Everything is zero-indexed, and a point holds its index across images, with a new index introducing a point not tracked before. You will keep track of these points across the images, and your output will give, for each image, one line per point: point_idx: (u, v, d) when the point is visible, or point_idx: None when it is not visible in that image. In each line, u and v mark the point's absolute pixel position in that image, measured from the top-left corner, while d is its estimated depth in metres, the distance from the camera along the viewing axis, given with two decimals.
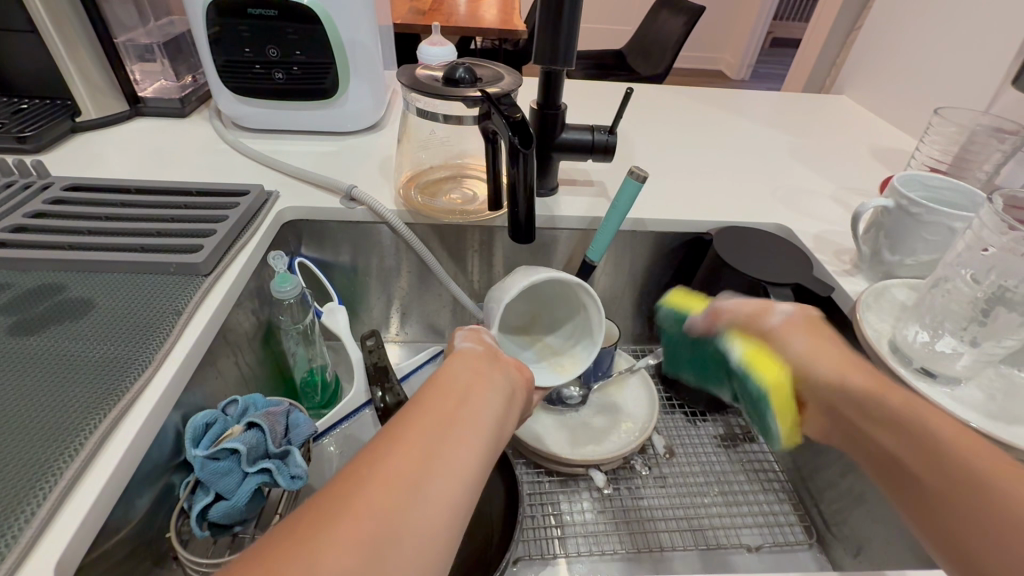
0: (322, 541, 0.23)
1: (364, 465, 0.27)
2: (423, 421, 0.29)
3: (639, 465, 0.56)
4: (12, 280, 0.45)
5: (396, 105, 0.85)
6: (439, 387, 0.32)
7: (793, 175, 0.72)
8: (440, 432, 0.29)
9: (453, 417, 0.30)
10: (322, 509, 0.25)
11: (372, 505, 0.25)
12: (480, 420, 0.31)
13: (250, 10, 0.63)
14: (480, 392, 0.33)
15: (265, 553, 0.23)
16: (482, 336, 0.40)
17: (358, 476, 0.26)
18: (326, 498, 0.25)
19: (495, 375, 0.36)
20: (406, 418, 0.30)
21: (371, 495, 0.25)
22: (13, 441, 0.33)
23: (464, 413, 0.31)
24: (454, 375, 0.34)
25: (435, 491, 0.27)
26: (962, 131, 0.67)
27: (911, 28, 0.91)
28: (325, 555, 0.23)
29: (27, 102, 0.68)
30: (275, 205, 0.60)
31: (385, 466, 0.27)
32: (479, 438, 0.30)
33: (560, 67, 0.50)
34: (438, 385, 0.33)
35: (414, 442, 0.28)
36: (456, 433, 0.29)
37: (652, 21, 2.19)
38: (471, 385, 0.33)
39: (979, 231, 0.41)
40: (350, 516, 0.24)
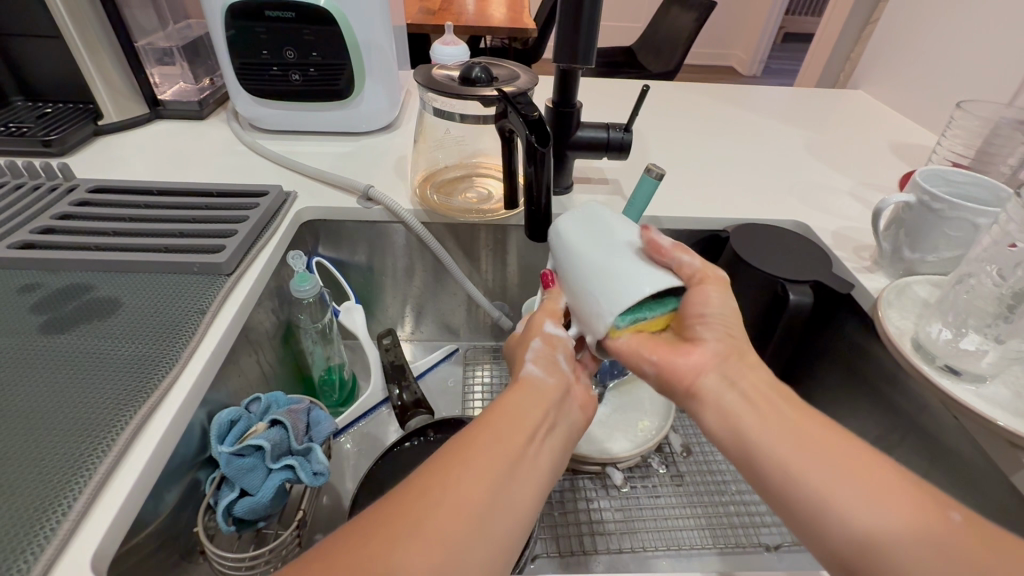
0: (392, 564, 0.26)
1: (433, 491, 0.29)
2: (488, 457, 0.31)
3: (656, 463, 0.57)
4: (43, 280, 0.46)
5: (411, 106, 0.85)
6: (510, 418, 0.34)
7: (811, 171, 0.72)
8: (506, 472, 0.31)
9: (516, 457, 0.32)
10: (392, 524, 0.28)
11: (435, 535, 0.27)
12: (540, 464, 0.34)
13: (267, 13, 0.64)
14: (543, 433, 0.35)
15: (336, 562, 0.26)
16: (557, 350, 0.40)
17: (425, 500, 0.29)
18: (392, 516, 0.28)
19: (559, 413, 0.37)
20: (476, 446, 0.32)
21: (441, 525, 0.28)
22: (50, 438, 0.34)
23: (529, 454, 0.33)
24: (521, 408, 0.35)
25: (495, 529, 0.29)
26: (985, 124, 0.65)
27: (931, 21, 0.89)
28: None
29: (52, 107, 0.70)
30: (294, 205, 0.60)
31: (449, 496, 0.29)
32: (534, 479, 0.33)
33: (580, 65, 0.50)
34: (509, 416, 0.34)
35: (477, 477, 0.30)
36: (517, 472, 0.32)
37: (664, 16, 2.18)
38: (538, 422, 0.35)
39: (1006, 225, 0.40)
40: (419, 542, 0.27)
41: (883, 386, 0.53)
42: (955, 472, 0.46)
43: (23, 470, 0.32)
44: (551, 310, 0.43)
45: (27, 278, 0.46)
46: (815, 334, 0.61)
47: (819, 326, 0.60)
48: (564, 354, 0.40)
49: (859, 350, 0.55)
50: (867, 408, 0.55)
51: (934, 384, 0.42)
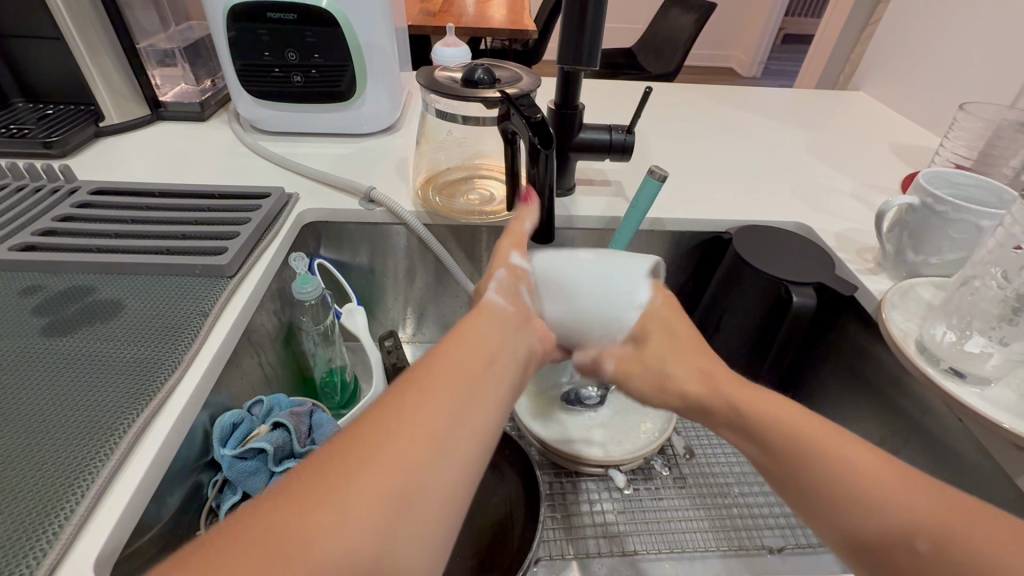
0: (348, 493, 0.26)
1: (393, 417, 0.29)
2: (446, 382, 0.31)
3: (659, 465, 0.57)
4: (44, 282, 0.46)
5: (413, 107, 0.85)
6: (464, 349, 0.34)
7: (813, 173, 0.72)
8: (462, 399, 0.31)
9: (475, 380, 0.32)
10: (348, 457, 0.27)
11: (397, 457, 0.27)
12: (498, 391, 0.34)
13: (269, 14, 0.64)
14: (503, 359, 0.35)
15: (291, 496, 0.25)
16: (519, 282, 0.41)
17: (384, 426, 0.28)
18: (347, 449, 0.27)
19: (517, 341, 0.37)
20: (430, 377, 0.31)
21: (398, 453, 0.27)
22: (51, 441, 0.34)
23: (485, 381, 0.33)
24: (480, 336, 0.35)
25: (454, 455, 0.29)
26: (988, 126, 0.65)
27: (932, 22, 0.89)
28: (359, 505, 0.25)
29: (54, 108, 0.70)
30: (296, 207, 0.60)
31: (409, 421, 0.29)
32: (492, 404, 0.33)
33: (584, 66, 0.50)
34: (463, 347, 0.34)
35: (437, 401, 0.30)
36: (474, 399, 0.32)
37: (663, 18, 2.18)
38: (497, 350, 0.35)
39: (1011, 228, 0.40)
40: (375, 471, 0.26)
41: (888, 388, 0.53)
42: (960, 474, 0.46)
43: (25, 472, 0.32)
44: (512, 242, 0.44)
45: (29, 280, 0.46)
46: (819, 336, 0.61)
47: (822, 327, 0.60)
48: (524, 287, 0.41)
49: (863, 352, 0.55)
50: (870, 410, 0.55)
51: (939, 387, 0.42)
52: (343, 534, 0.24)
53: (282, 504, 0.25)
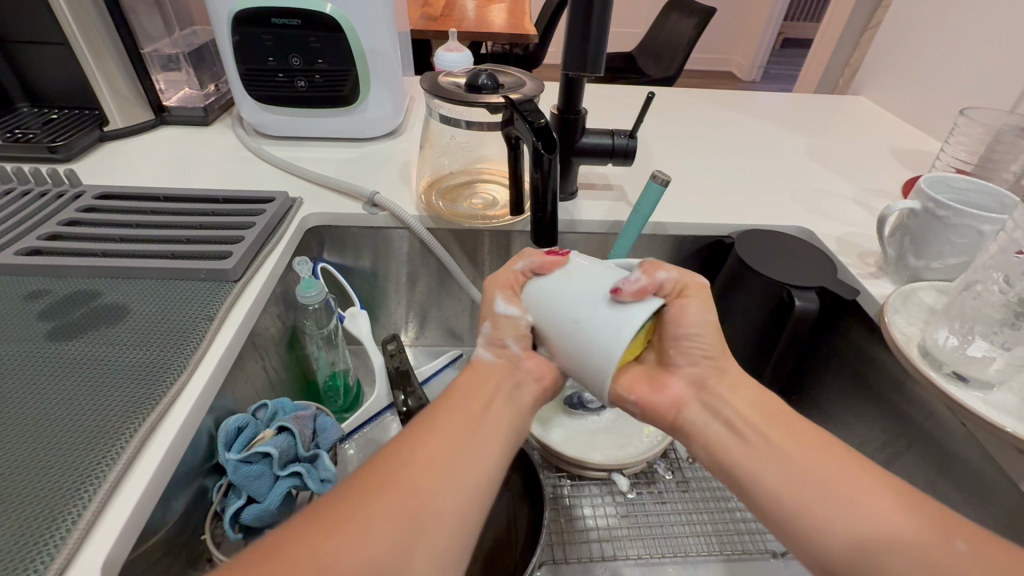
0: (362, 521, 0.30)
1: (399, 461, 0.33)
2: (447, 429, 0.36)
3: (662, 469, 0.57)
4: (50, 286, 0.46)
5: (415, 111, 0.86)
6: (476, 398, 0.38)
7: (814, 177, 0.72)
8: (461, 447, 0.35)
9: (474, 426, 0.36)
10: (365, 491, 0.32)
11: (402, 496, 0.32)
12: (503, 436, 0.37)
13: (273, 20, 0.64)
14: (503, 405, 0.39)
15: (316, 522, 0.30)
16: (504, 334, 0.41)
17: (392, 469, 0.33)
18: (364, 484, 0.32)
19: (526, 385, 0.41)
20: (441, 423, 0.36)
21: (405, 489, 0.32)
22: (58, 446, 0.34)
23: (490, 427, 0.37)
24: (479, 385, 0.39)
25: (456, 492, 0.33)
26: (988, 131, 0.66)
27: (931, 27, 0.90)
28: (370, 537, 0.30)
29: (58, 113, 0.70)
30: (300, 211, 0.60)
31: (413, 464, 0.33)
32: (491, 446, 0.36)
33: (588, 72, 0.50)
34: (474, 395, 0.38)
35: (440, 446, 0.34)
36: (476, 442, 0.36)
37: (663, 23, 2.20)
38: (495, 397, 0.39)
39: (1012, 233, 0.41)
40: (386, 502, 0.31)
41: (889, 392, 0.53)
42: (962, 478, 0.47)
43: (34, 477, 0.32)
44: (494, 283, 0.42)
45: (35, 284, 0.46)
46: (821, 340, 0.61)
47: (824, 331, 0.60)
48: (512, 337, 0.41)
49: (866, 356, 0.55)
50: (872, 414, 0.55)
51: (942, 391, 0.42)
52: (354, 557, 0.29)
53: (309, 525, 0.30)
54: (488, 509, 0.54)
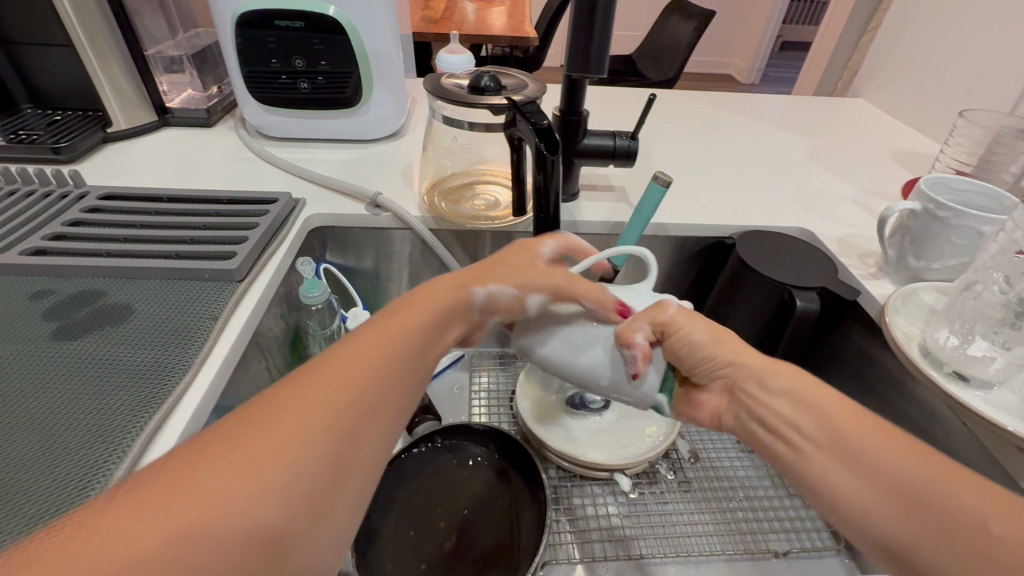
0: (252, 454, 0.25)
1: (300, 383, 0.28)
2: (362, 350, 0.30)
3: (664, 469, 0.57)
4: (55, 287, 0.46)
5: (417, 112, 0.86)
6: (402, 319, 0.33)
7: (814, 179, 0.72)
8: (375, 370, 0.30)
9: (396, 349, 0.32)
10: (264, 418, 0.26)
11: (297, 419, 0.26)
12: (427, 361, 0.33)
13: (277, 22, 0.65)
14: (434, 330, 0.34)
15: (198, 456, 0.24)
16: (502, 311, 0.38)
17: (290, 393, 0.27)
18: (252, 415, 0.26)
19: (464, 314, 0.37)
20: (355, 346, 0.31)
21: (314, 415, 0.27)
22: (64, 444, 0.34)
23: (415, 349, 0.32)
24: (412, 307, 0.34)
25: (363, 416, 0.28)
26: (987, 133, 0.66)
27: (930, 30, 0.91)
28: (255, 465, 0.24)
29: (62, 114, 0.71)
30: (303, 212, 0.60)
31: (317, 386, 0.28)
32: (409, 372, 0.32)
33: (591, 74, 0.50)
34: (399, 317, 0.33)
35: (350, 367, 0.29)
36: (395, 363, 0.31)
37: (662, 26, 2.21)
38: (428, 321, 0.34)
39: (1012, 233, 0.41)
40: (293, 430, 0.26)
41: (890, 392, 0.54)
42: None
43: (40, 475, 0.32)
44: (537, 282, 0.38)
45: (40, 284, 0.47)
46: (822, 341, 0.61)
47: (826, 332, 0.61)
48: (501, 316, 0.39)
49: (867, 357, 0.55)
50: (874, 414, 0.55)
51: (943, 391, 0.43)
52: (256, 495, 0.24)
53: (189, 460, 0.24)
54: (490, 508, 0.54)
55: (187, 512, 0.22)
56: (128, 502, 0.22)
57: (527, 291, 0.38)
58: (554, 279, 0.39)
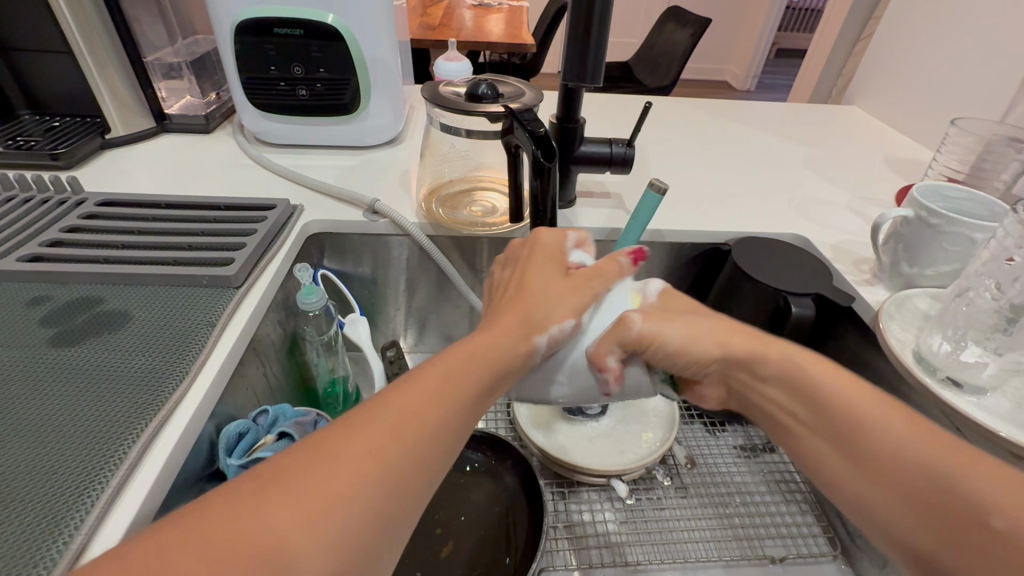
0: (308, 488, 0.24)
1: (368, 419, 0.28)
2: (425, 392, 0.30)
3: (660, 475, 0.57)
4: (52, 293, 0.46)
5: (415, 119, 0.86)
6: (458, 359, 0.32)
7: (809, 186, 0.73)
8: (432, 421, 0.29)
9: (456, 398, 0.31)
10: (317, 458, 0.26)
11: (355, 462, 0.26)
12: (476, 406, 0.32)
13: (276, 29, 0.65)
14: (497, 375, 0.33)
15: (249, 493, 0.24)
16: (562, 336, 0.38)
17: (358, 428, 0.27)
18: (323, 443, 0.26)
19: (523, 356, 0.35)
20: (408, 386, 0.30)
21: (364, 459, 0.26)
22: (62, 451, 0.34)
23: (470, 392, 0.31)
24: (480, 345, 0.34)
25: (414, 470, 0.27)
26: (979, 141, 0.67)
27: (922, 39, 0.92)
28: (309, 502, 0.24)
29: (60, 120, 0.71)
30: (301, 218, 0.61)
31: (378, 426, 0.27)
32: (463, 427, 0.31)
33: (587, 83, 0.51)
34: (458, 358, 0.32)
35: (411, 412, 0.29)
36: (451, 414, 0.30)
37: (659, 33, 2.23)
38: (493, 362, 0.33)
39: (1003, 240, 0.41)
40: (345, 472, 0.25)
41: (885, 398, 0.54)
42: None
43: (36, 483, 0.32)
44: (580, 302, 0.38)
45: (37, 290, 0.47)
46: (818, 346, 0.61)
47: (821, 338, 0.61)
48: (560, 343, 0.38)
49: (861, 363, 0.56)
50: None
51: (937, 397, 0.43)
52: (303, 539, 0.23)
53: (245, 495, 0.24)
54: (486, 514, 0.54)
55: (239, 542, 0.22)
56: (172, 531, 0.22)
57: (571, 315, 0.37)
58: (592, 294, 0.39)
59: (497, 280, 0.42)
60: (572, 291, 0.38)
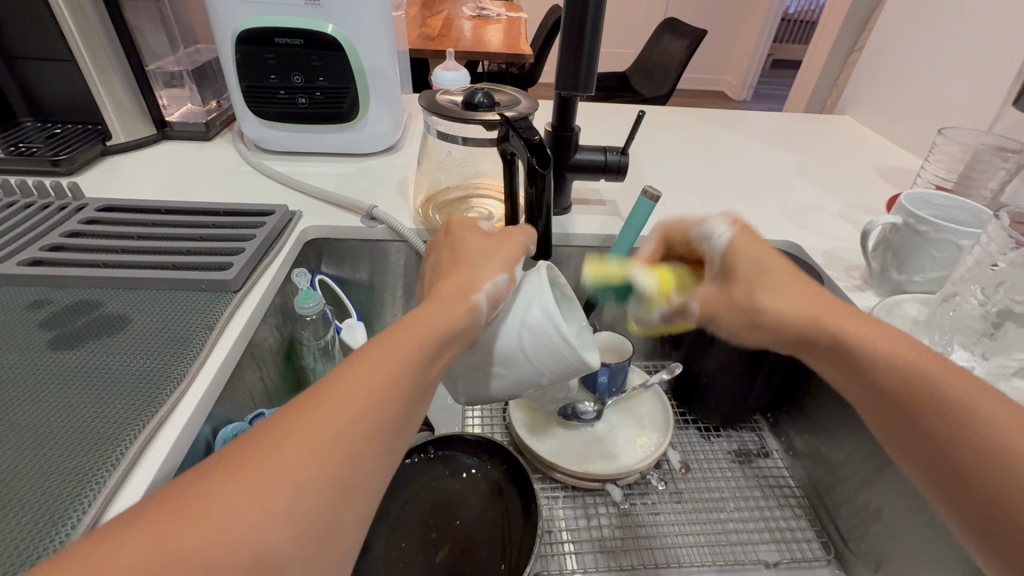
0: (257, 475, 0.24)
1: (311, 401, 0.27)
2: (368, 364, 0.29)
3: (655, 480, 0.57)
4: (52, 296, 0.47)
5: (414, 128, 0.88)
6: (404, 335, 0.32)
7: (802, 194, 0.74)
8: (379, 386, 0.29)
9: (402, 364, 0.30)
10: (259, 447, 0.25)
11: (301, 442, 0.26)
12: (431, 375, 0.32)
13: (277, 39, 0.66)
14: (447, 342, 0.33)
15: (192, 489, 0.24)
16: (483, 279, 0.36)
17: (299, 413, 0.27)
18: (265, 435, 0.26)
19: (471, 323, 0.34)
20: (357, 363, 0.30)
21: (316, 433, 0.26)
22: (57, 452, 0.34)
23: (418, 366, 0.31)
24: (422, 317, 0.33)
25: (367, 435, 0.27)
26: (966, 150, 0.68)
27: (912, 51, 0.94)
28: (257, 489, 0.24)
29: (62, 127, 0.72)
30: (299, 224, 0.61)
31: (321, 405, 0.27)
32: (416, 391, 0.31)
33: (581, 93, 0.52)
34: (404, 329, 0.32)
35: (355, 385, 0.28)
36: (400, 378, 0.30)
37: (655, 44, 2.27)
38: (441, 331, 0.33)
39: (987, 247, 0.42)
40: (291, 453, 0.25)
41: None
42: None
43: (31, 483, 0.32)
44: (506, 257, 0.38)
45: (38, 293, 0.47)
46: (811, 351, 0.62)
47: None
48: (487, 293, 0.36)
49: None
50: None
51: None
52: (252, 523, 0.23)
53: (186, 493, 0.23)
54: (482, 519, 0.54)
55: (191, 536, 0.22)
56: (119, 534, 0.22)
57: (501, 271, 0.37)
58: (515, 247, 0.40)
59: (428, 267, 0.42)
60: (496, 249, 0.39)
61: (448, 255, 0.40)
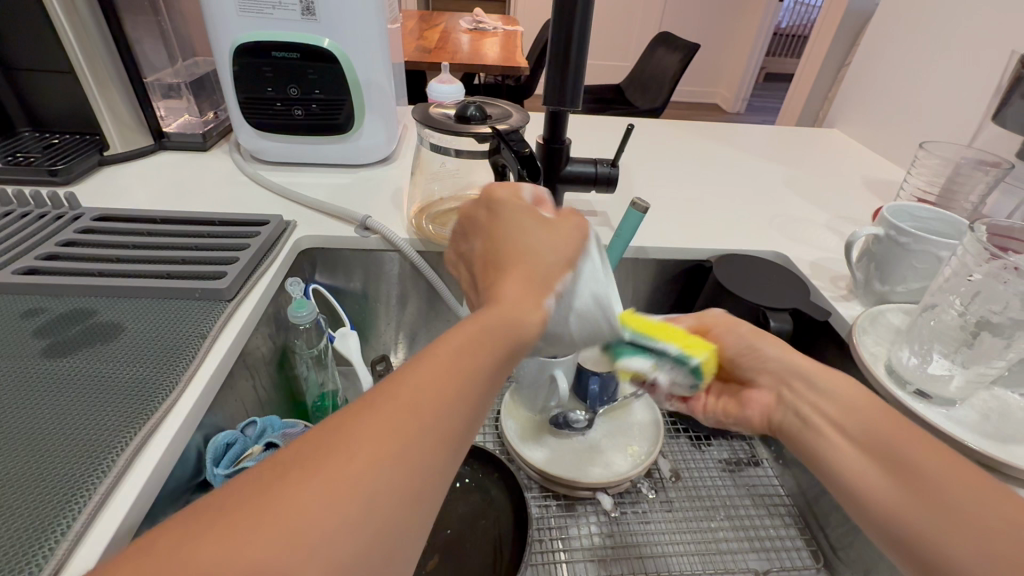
0: (324, 481, 0.24)
1: (379, 406, 0.27)
2: (436, 370, 0.29)
3: (646, 488, 0.58)
4: (45, 305, 0.47)
5: (409, 140, 0.89)
6: (465, 340, 0.30)
7: (790, 205, 0.75)
8: (447, 395, 0.28)
9: (469, 372, 0.29)
10: (322, 455, 0.25)
11: (367, 451, 0.25)
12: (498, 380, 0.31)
13: (273, 52, 0.68)
14: (513, 352, 0.31)
15: (254, 495, 0.23)
16: (545, 270, 0.34)
17: (364, 418, 0.26)
18: (328, 439, 0.26)
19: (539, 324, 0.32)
20: (424, 368, 0.29)
21: (382, 441, 0.26)
22: (52, 458, 0.35)
23: (484, 375, 0.30)
24: (492, 318, 0.31)
25: (435, 445, 0.27)
26: (947, 163, 0.70)
27: (897, 66, 0.96)
28: (326, 493, 0.24)
29: (59, 137, 0.72)
30: (293, 234, 0.62)
31: (389, 411, 0.27)
32: (482, 398, 0.30)
33: (568, 107, 0.54)
34: (470, 331, 0.31)
35: (422, 392, 0.28)
36: (465, 388, 0.29)
37: (649, 58, 2.31)
38: (510, 336, 0.31)
39: (964, 258, 0.43)
40: (357, 461, 0.25)
41: None
42: None
43: (25, 490, 0.33)
44: (566, 251, 0.35)
45: (31, 302, 0.47)
46: None
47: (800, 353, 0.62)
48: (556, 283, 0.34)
49: None
50: None
51: (908, 409, 0.44)
52: (319, 534, 0.23)
53: (234, 501, 0.23)
54: (474, 531, 0.54)
55: (256, 541, 0.22)
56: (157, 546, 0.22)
57: (569, 268, 0.35)
58: (577, 231, 0.37)
59: (465, 252, 0.39)
60: (557, 240, 0.36)
61: (500, 233, 0.36)
